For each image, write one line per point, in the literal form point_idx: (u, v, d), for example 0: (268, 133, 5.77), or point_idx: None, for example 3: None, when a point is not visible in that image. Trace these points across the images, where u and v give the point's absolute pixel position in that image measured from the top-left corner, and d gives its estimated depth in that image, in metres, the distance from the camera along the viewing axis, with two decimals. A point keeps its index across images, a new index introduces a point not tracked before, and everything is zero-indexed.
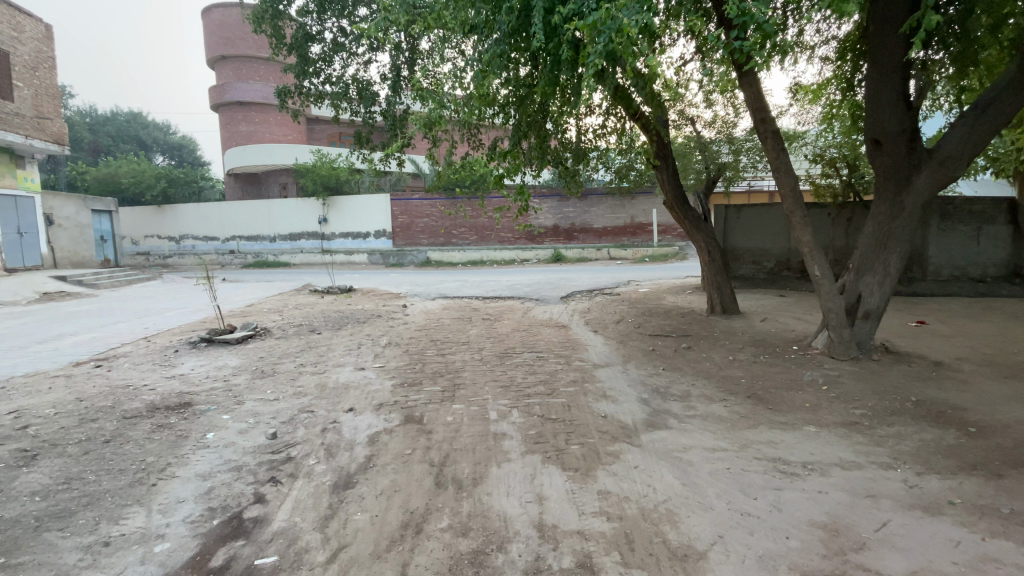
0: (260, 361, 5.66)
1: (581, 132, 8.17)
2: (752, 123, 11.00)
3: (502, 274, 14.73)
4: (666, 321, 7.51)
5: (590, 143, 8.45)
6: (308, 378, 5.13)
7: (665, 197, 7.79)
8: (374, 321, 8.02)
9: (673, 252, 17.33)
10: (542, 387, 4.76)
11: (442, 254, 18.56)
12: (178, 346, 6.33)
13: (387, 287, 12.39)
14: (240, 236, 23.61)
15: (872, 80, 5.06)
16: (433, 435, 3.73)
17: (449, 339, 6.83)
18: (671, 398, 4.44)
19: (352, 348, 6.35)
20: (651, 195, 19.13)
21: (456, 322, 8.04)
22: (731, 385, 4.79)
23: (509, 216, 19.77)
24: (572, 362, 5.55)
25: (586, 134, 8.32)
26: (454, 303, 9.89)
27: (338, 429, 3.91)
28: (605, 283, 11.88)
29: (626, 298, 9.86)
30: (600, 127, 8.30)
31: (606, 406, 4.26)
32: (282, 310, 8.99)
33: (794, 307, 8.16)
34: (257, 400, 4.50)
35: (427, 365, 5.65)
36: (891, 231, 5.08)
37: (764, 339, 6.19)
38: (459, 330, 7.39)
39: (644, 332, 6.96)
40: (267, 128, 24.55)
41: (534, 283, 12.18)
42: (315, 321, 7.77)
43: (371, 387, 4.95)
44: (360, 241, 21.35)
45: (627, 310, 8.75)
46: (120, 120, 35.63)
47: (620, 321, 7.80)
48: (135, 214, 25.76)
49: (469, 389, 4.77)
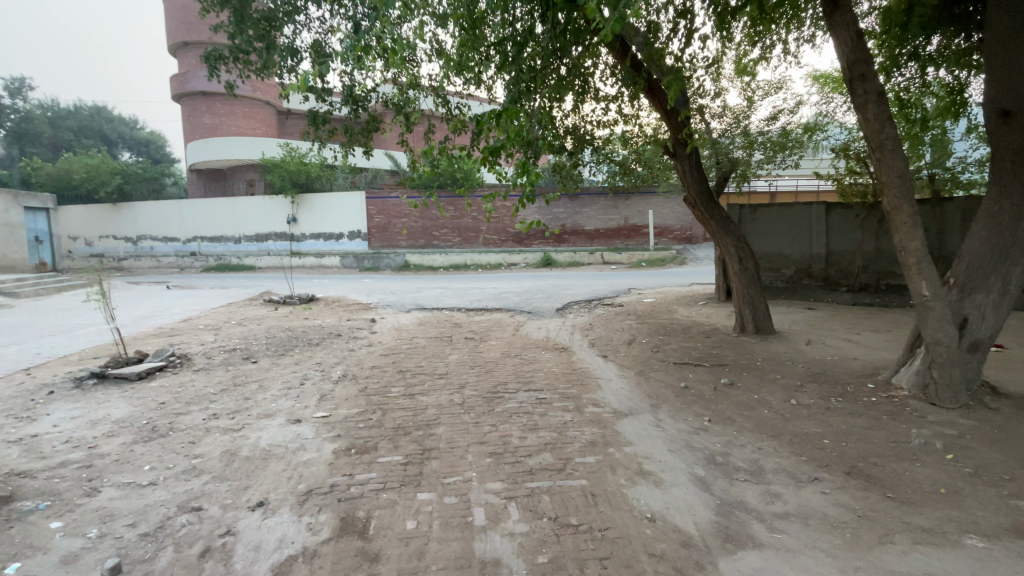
0: (155, 411, 4.13)
1: (584, 118, 6.79)
2: (771, 117, 9.60)
3: (488, 280, 13.30)
4: (688, 344, 6.12)
5: (591, 125, 6.97)
6: (215, 442, 3.62)
7: (687, 192, 6.37)
8: (330, 343, 6.48)
9: (671, 256, 16.04)
10: (549, 455, 3.31)
11: (421, 258, 17.01)
12: (58, 385, 4.77)
13: (356, 295, 10.82)
14: (202, 237, 21.80)
15: (998, 34, 3.83)
16: (379, 569, 2.27)
17: (422, 369, 5.34)
18: (738, 478, 3.05)
19: (290, 386, 4.83)
20: (648, 194, 17.83)
21: (432, 344, 6.51)
22: (814, 452, 3.41)
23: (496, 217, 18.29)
24: (584, 409, 4.11)
25: (588, 115, 6.86)
26: (432, 317, 8.39)
27: (228, 553, 2.43)
28: (603, 292, 10.53)
29: (632, 312, 8.45)
30: (602, 103, 6.82)
31: (648, 495, 2.84)
32: (221, 327, 7.39)
33: (836, 325, 6.85)
34: (122, 489, 2.99)
35: (387, 412, 4.17)
36: (1016, 235, 3.75)
37: (825, 373, 4.83)
38: (436, 356, 5.90)
39: (665, 359, 5.57)
40: (234, 120, 22.64)
41: (524, 291, 10.76)
42: (255, 344, 6.20)
43: (303, 455, 3.46)
44: (332, 243, 19.73)
45: (636, 326, 7.37)
46: (82, 113, 33.10)
47: (632, 342, 6.41)
48: (89, 213, 23.76)
49: (442, 460, 3.30)
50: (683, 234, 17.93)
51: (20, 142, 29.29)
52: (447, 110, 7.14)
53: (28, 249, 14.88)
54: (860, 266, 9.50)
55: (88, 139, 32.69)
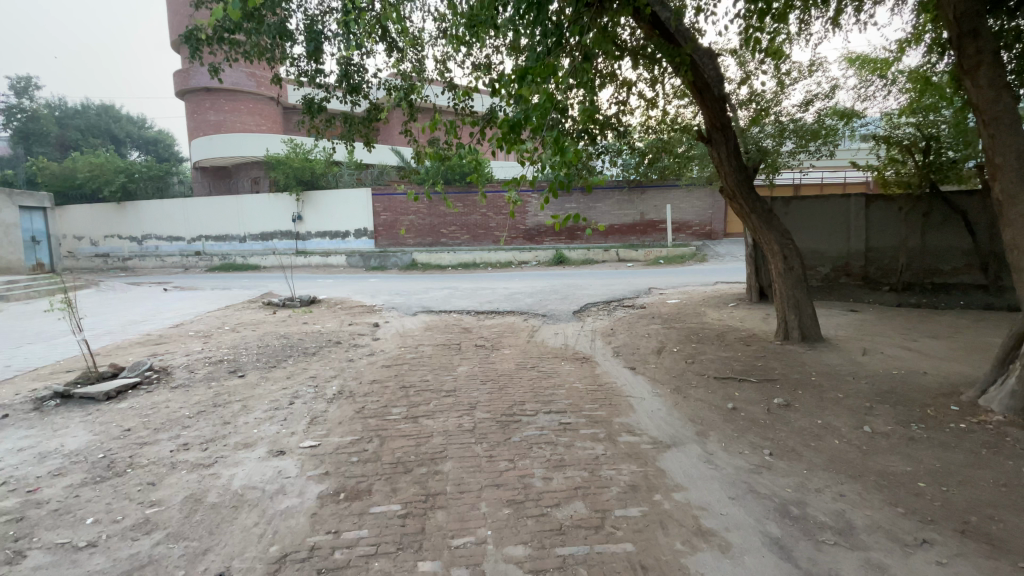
0: (117, 441, 3.56)
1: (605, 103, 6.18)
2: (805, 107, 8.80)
3: (499, 279, 12.67)
4: (726, 354, 5.43)
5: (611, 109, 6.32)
6: (179, 485, 3.03)
7: (723, 182, 5.72)
8: (328, 353, 5.87)
9: (690, 253, 15.30)
10: (580, 505, 2.69)
11: (429, 256, 16.40)
12: (15, 406, 4.22)
13: (360, 297, 10.26)
14: (206, 235, 21.42)
15: None
16: None
17: (428, 385, 4.71)
18: (825, 541, 2.40)
19: (277, 407, 4.23)
20: (665, 189, 17.07)
21: (438, 353, 5.88)
22: (910, 502, 2.75)
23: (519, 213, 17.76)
24: (617, 440, 3.47)
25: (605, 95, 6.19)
26: (439, 321, 7.78)
27: None
28: (622, 292, 9.88)
29: (656, 315, 7.76)
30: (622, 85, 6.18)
31: (715, 569, 2.20)
32: (212, 334, 6.84)
33: (890, 332, 6.13)
34: (52, 554, 2.41)
35: (387, 441, 3.57)
36: None
37: (896, 392, 4.15)
38: (445, 368, 5.27)
39: (703, 372, 4.92)
40: (238, 117, 22.15)
41: (537, 291, 10.13)
42: (244, 354, 5.63)
43: (282, 500, 2.86)
44: (338, 241, 19.21)
45: (663, 331, 6.71)
46: (90, 112, 32.85)
47: (661, 350, 5.75)
48: (94, 213, 23.51)
49: (450, 510, 2.68)
50: (702, 229, 17.13)
51: (28, 143, 29.15)
52: (454, 95, 6.49)
53: (25, 250, 14.49)
54: (903, 262, 8.77)
55: (96, 138, 32.43)
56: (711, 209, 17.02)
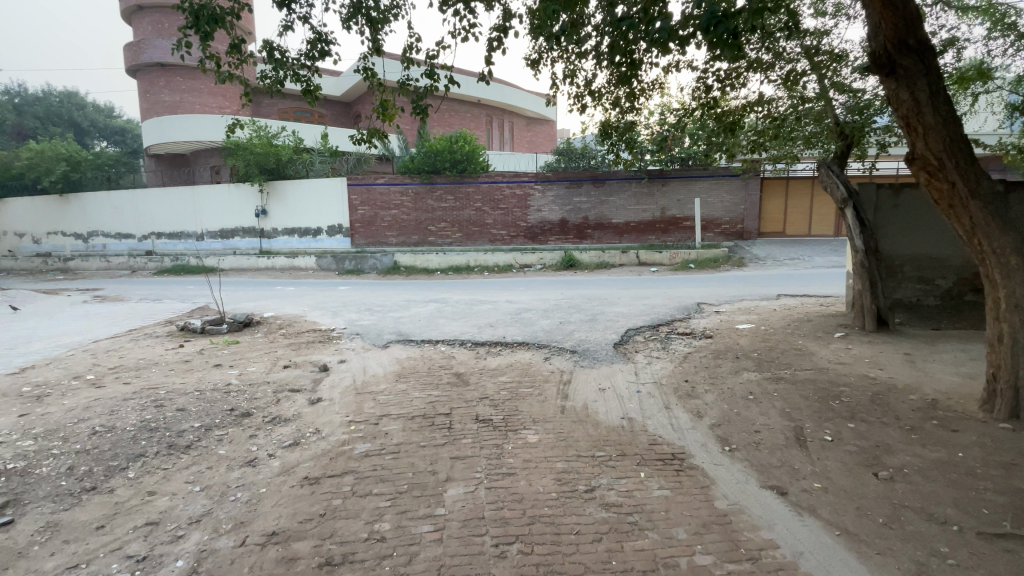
0: None
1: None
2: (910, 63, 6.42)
3: (500, 289, 10.13)
4: (939, 459, 3.00)
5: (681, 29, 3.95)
6: None
7: (912, 146, 3.34)
8: (216, 446, 3.31)
9: (724, 255, 12.83)
10: None
11: (414, 258, 13.78)
12: None
13: (315, 316, 7.66)
14: (158, 232, 18.63)
15: None
16: None
17: (384, 559, 2.20)
18: None
19: None
20: (689, 180, 14.62)
21: (412, 444, 3.31)
22: None
23: (530, 201, 15.28)
24: None
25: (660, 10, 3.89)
26: (418, 362, 5.21)
27: None
28: (664, 310, 7.40)
29: (737, 352, 5.29)
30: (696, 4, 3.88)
31: None
32: (50, 395, 4.23)
33: None
34: None
35: None
36: None
37: None
38: (421, 492, 2.72)
39: (939, 521, 2.47)
40: (196, 97, 19.21)
41: (553, 308, 7.63)
42: (55, 455, 3.09)
43: None
44: (309, 239, 16.41)
45: (771, 387, 4.27)
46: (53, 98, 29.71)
47: (804, 441, 3.30)
48: (35, 206, 20.63)
49: None
50: (733, 228, 14.68)
51: None
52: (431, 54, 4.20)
53: None
54: None
55: (55, 128, 28.98)
56: (744, 203, 14.52)
